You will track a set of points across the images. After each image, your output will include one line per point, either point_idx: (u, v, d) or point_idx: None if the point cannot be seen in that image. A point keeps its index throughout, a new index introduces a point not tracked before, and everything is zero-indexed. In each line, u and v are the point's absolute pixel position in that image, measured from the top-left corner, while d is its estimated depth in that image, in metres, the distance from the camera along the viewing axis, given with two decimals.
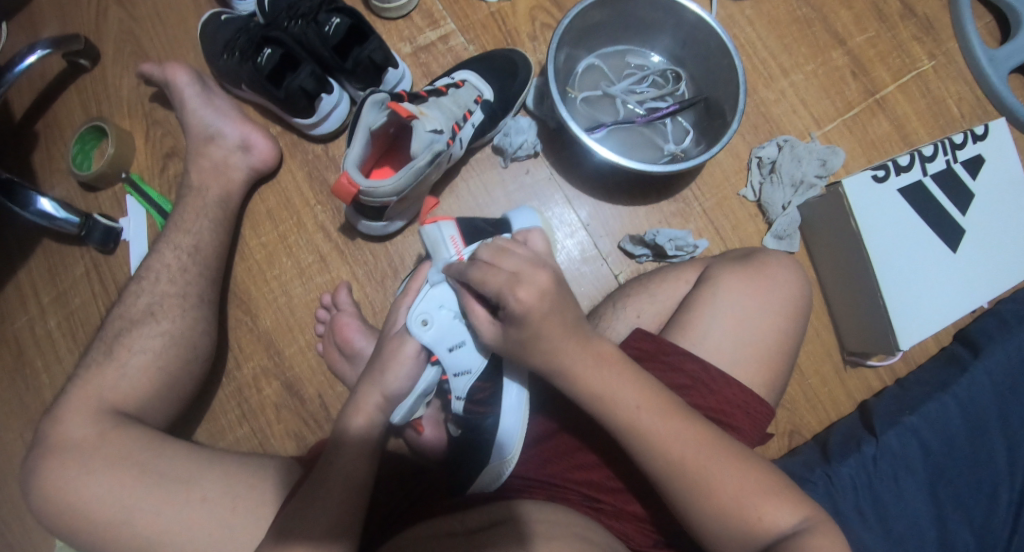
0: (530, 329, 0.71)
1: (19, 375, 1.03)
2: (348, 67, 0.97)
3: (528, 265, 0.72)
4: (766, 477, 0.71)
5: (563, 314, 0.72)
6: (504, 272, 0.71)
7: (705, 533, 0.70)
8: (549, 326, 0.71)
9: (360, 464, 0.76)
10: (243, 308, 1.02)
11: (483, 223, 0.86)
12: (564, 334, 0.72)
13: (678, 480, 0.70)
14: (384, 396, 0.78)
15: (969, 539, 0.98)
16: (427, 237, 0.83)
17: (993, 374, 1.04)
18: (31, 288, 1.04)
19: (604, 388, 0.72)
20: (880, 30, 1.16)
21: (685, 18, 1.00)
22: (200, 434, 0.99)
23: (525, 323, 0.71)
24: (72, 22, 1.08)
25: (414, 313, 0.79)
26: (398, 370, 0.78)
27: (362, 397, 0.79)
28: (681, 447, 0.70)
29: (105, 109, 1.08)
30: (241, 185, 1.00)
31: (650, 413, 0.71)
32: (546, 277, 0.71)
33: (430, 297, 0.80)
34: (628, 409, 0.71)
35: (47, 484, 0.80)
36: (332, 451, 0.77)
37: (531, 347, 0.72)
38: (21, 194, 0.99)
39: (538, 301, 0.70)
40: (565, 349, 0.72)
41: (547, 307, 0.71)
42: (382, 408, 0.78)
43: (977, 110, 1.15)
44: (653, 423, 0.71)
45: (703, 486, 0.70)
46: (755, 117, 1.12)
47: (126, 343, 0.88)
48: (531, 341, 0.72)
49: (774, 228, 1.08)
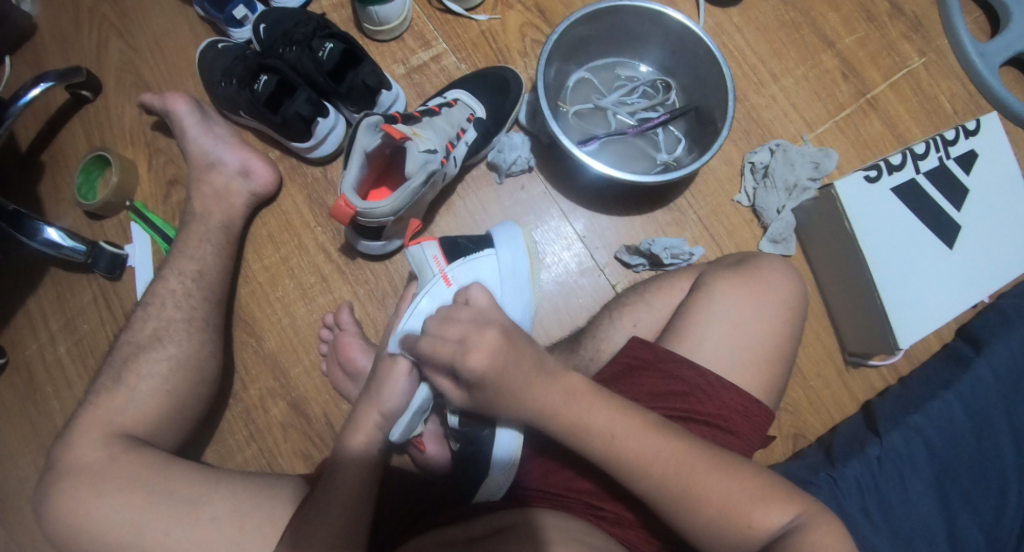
0: (489, 392, 0.71)
1: (30, 402, 1.05)
2: (342, 90, 1.00)
3: (473, 328, 0.70)
4: (758, 478, 0.73)
5: (520, 363, 0.71)
6: (449, 342, 0.70)
7: (696, 542, 0.72)
8: (509, 377, 0.71)
9: (361, 479, 0.78)
10: (248, 330, 1.04)
11: (463, 240, 0.89)
12: (525, 385, 0.71)
13: (664, 495, 0.71)
14: (383, 414, 0.80)
15: (978, 536, 0.99)
16: (413, 257, 0.87)
17: (996, 369, 1.04)
18: (40, 315, 1.07)
19: (574, 422, 0.72)
20: (868, 31, 1.17)
21: (671, 28, 1.02)
22: (209, 455, 1.01)
23: (484, 385, 0.70)
24: (74, 55, 1.11)
25: (402, 330, 0.82)
26: (393, 386, 0.80)
27: (361, 415, 0.81)
28: (662, 467, 0.71)
29: (108, 139, 1.10)
30: (242, 210, 1.02)
31: (627, 440, 0.72)
32: (494, 335, 0.70)
33: (418, 312, 0.83)
34: (603, 437, 0.72)
35: (60, 508, 0.81)
36: (333, 468, 0.79)
37: (499, 404, 0.72)
38: (28, 224, 1.01)
39: (494, 360, 0.69)
40: (532, 406, 0.72)
41: (501, 363, 0.70)
42: (381, 425, 0.81)
43: (970, 106, 1.16)
44: (627, 444, 0.72)
45: (688, 498, 0.71)
46: (747, 123, 1.13)
47: (134, 368, 0.90)
48: (495, 398, 0.72)
49: (770, 232, 1.09)
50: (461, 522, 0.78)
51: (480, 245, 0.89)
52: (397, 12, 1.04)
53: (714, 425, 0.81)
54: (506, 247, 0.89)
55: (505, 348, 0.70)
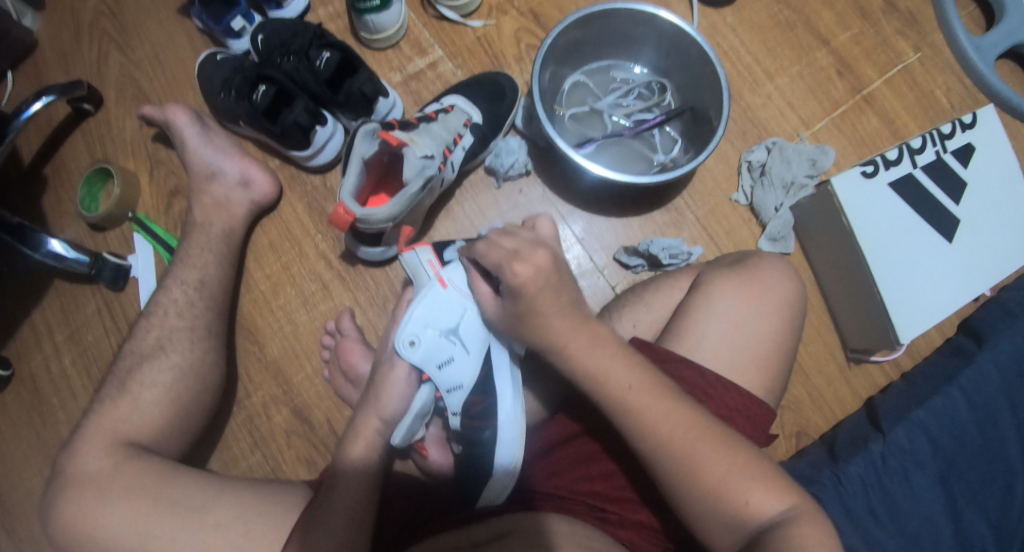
0: (527, 301, 0.75)
1: (36, 412, 1.05)
2: (340, 99, 1.01)
3: (528, 246, 0.76)
4: (757, 461, 0.73)
5: (558, 294, 0.75)
6: (505, 250, 0.76)
7: (690, 512, 0.72)
8: (545, 300, 0.75)
9: (360, 490, 0.78)
10: (251, 338, 1.05)
11: (457, 243, 0.90)
12: (557, 313, 0.75)
13: (665, 459, 0.71)
14: (381, 419, 0.82)
15: (984, 530, 0.98)
16: (407, 263, 0.87)
17: (999, 363, 1.04)
18: (45, 327, 1.08)
19: (592, 368, 0.74)
20: (863, 27, 1.18)
21: (664, 30, 1.03)
22: (213, 464, 1.02)
23: (522, 297, 0.75)
24: (75, 69, 1.12)
25: (401, 336, 0.82)
26: (392, 392, 0.81)
27: (362, 421, 0.82)
28: (669, 427, 0.72)
29: (110, 151, 1.11)
30: (243, 219, 1.03)
31: (642, 391, 0.73)
32: (545, 257, 0.76)
33: (416, 317, 0.82)
34: (619, 386, 0.73)
35: (67, 517, 0.82)
36: (334, 475, 0.79)
37: (526, 320, 0.76)
38: (32, 237, 1.02)
39: (533, 276, 0.74)
40: (552, 334, 0.75)
41: (541, 284, 0.74)
42: (380, 431, 0.82)
43: (966, 99, 1.16)
44: (637, 399, 0.73)
45: (686, 468, 0.71)
46: (743, 123, 1.14)
47: (138, 377, 0.91)
48: (523, 315, 0.76)
49: (768, 230, 1.09)
50: (463, 527, 0.78)
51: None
52: (393, 21, 1.05)
53: None
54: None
55: (541, 274, 0.75)
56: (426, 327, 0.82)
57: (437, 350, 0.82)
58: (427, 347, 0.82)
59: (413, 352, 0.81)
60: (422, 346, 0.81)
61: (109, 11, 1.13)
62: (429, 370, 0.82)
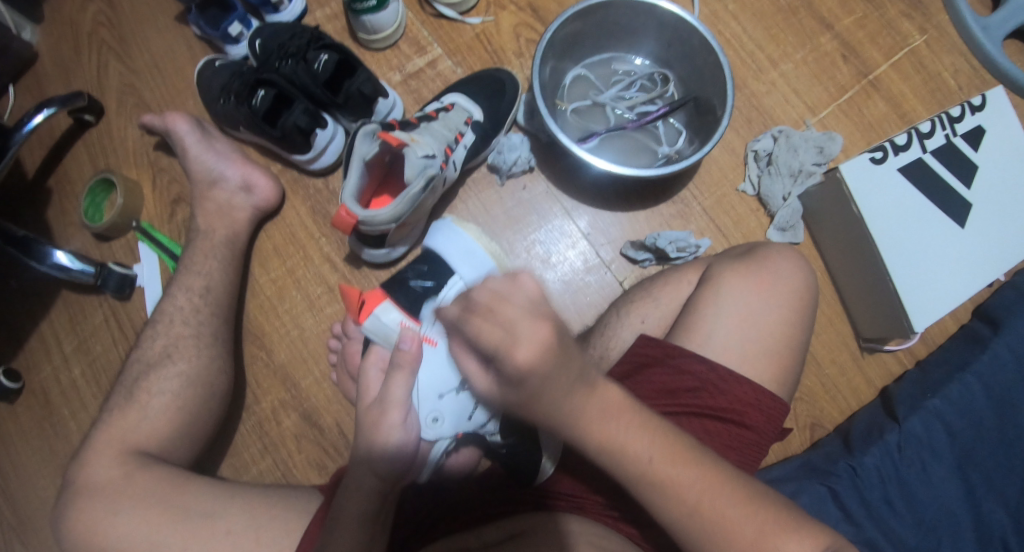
0: (532, 389, 0.61)
1: (47, 424, 1.06)
2: (339, 101, 1.00)
3: (527, 318, 0.60)
4: (779, 516, 0.69)
5: (568, 368, 0.62)
6: (501, 327, 0.59)
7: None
8: (555, 384, 0.62)
9: (372, 491, 0.71)
10: (258, 343, 1.05)
11: (417, 284, 0.90)
12: (569, 392, 0.63)
13: (690, 532, 0.68)
14: (381, 478, 0.71)
15: (1005, 520, 0.97)
16: (373, 329, 0.80)
17: (1014, 347, 1.02)
18: (54, 337, 1.08)
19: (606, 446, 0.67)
20: (867, 10, 1.16)
21: (664, 19, 1.01)
22: (224, 470, 1.01)
23: (526, 384, 0.61)
24: (75, 80, 1.12)
25: (422, 417, 0.76)
26: (387, 439, 0.71)
27: (354, 481, 0.72)
28: (692, 500, 0.67)
29: (112, 161, 1.11)
30: (247, 225, 1.03)
31: (661, 465, 0.67)
32: (548, 331, 0.60)
33: (426, 393, 0.76)
34: (637, 459, 0.67)
35: (78, 528, 0.82)
36: (332, 526, 0.72)
37: (533, 408, 0.63)
38: (37, 248, 1.02)
39: (542, 361, 0.60)
40: (563, 417, 0.64)
41: (551, 365, 0.61)
42: (381, 487, 0.71)
43: (975, 80, 1.14)
44: (656, 480, 0.67)
45: (712, 541, 0.67)
46: (748, 111, 1.12)
47: (146, 386, 0.91)
48: (530, 403, 0.63)
49: (777, 220, 1.08)
50: (474, 528, 0.79)
51: (438, 277, 0.88)
52: (391, 20, 1.04)
53: (726, 420, 0.80)
54: (463, 266, 0.85)
55: (549, 356, 0.60)
56: (441, 396, 0.76)
57: (461, 406, 0.77)
58: (451, 415, 0.77)
59: (442, 426, 0.77)
60: (447, 414, 0.77)
61: (106, 21, 1.13)
62: (463, 426, 0.78)
